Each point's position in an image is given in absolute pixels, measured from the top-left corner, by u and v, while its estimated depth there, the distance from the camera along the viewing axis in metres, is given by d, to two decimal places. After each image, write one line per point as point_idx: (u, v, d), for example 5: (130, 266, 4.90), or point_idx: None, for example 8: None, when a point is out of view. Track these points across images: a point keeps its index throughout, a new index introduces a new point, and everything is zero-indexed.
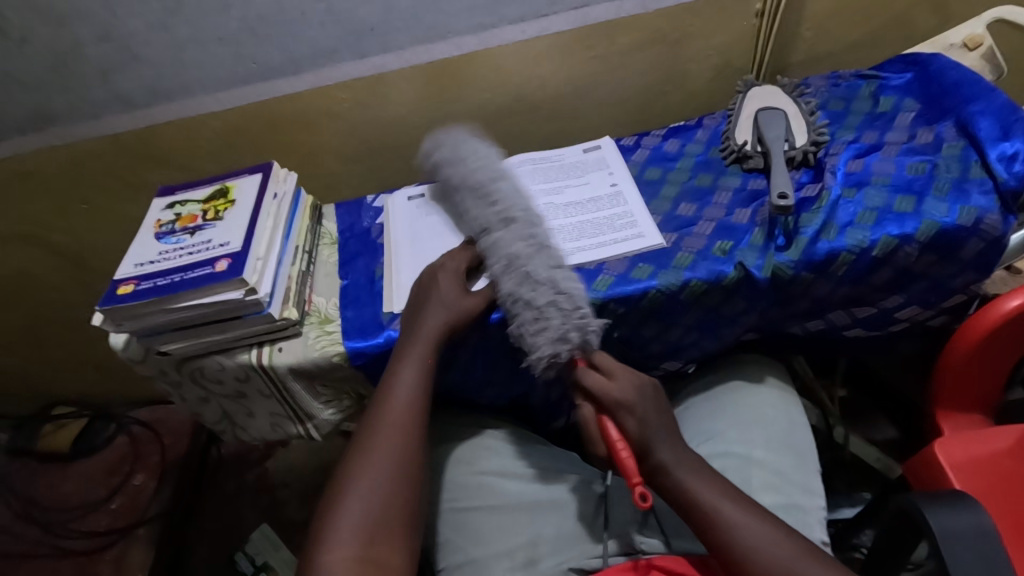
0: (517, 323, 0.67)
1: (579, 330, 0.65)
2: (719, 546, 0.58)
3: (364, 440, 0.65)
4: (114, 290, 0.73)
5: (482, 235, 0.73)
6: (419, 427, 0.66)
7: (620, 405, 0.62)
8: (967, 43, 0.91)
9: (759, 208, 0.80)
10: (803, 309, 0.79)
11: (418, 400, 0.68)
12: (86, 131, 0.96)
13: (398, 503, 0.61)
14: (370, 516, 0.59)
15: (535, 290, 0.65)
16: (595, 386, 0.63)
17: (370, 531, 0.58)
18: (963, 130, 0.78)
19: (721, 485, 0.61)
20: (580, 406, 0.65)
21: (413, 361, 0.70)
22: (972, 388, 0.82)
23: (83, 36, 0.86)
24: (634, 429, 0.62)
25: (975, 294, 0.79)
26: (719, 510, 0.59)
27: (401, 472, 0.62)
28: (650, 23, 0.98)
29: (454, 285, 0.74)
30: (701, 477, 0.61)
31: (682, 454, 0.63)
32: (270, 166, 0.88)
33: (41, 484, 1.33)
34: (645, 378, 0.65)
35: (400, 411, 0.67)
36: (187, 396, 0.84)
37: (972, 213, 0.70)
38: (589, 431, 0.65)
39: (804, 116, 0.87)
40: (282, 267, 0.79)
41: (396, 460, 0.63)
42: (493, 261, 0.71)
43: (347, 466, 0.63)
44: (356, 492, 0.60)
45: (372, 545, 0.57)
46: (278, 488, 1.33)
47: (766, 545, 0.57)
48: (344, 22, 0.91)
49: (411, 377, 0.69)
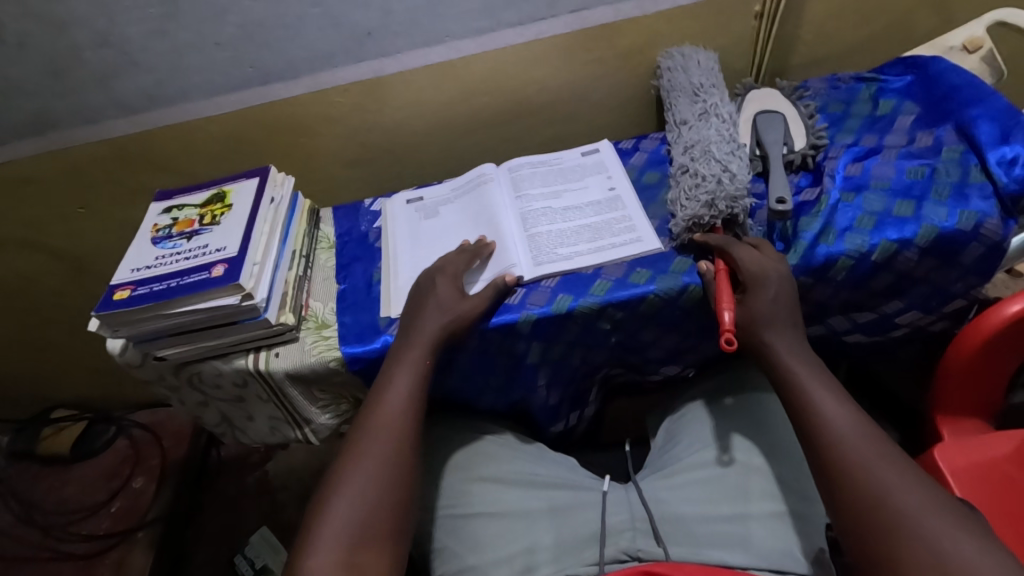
0: (676, 191, 0.80)
1: (734, 201, 0.74)
2: (809, 432, 0.59)
3: (357, 441, 0.65)
4: (110, 295, 0.73)
5: (677, 124, 0.89)
6: (411, 429, 0.66)
7: (746, 272, 0.68)
8: (966, 46, 0.90)
9: (757, 212, 0.80)
10: (803, 314, 0.79)
11: (411, 404, 0.67)
12: (85, 136, 0.96)
13: (385, 507, 0.60)
14: (359, 516, 0.59)
15: (740, 165, 0.78)
16: (736, 257, 0.69)
17: (358, 534, 0.57)
18: (962, 134, 0.77)
19: (832, 388, 0.61)
20: (704, 266, 0.72)
21: (407, 364, 0.69)
22: (974, 392, 0.82)
23: (80, 41, 0.86)
24: (754, 302, 0.66)
25: (975, 299, 0.78)
26: (817, 400, 0.60)
27: (390, 476, 0.62)
28: (649, 26, 0.98)
29: (452, 287, 0.74)
30: (814, 369, 0.62)
31: (794, 345, 0.64)
32: (268, 170, 0.88)
33: (42, 487, 1.34)
34: (785, 271, 0.68)
35: (392, 415, 0.66)
36: (185, 400, 0.83)
37: (971, 218, 0.70)
38: (708, 289, 0.71)
39: (802, 120, 0.88)
40: (279, 272, 0.79)
41: (385, 464, 0.62)
42: (677, 143, 0.86)
43: (339, 468, 0.63)
44: (345, 494, 0.60)
45: (357, 550, 0.57)
46: (278, 491, 1.33)
47: (853, 436, 0.56)
48: (342, 26, 0.90)
49: (405, 381, 0.68)
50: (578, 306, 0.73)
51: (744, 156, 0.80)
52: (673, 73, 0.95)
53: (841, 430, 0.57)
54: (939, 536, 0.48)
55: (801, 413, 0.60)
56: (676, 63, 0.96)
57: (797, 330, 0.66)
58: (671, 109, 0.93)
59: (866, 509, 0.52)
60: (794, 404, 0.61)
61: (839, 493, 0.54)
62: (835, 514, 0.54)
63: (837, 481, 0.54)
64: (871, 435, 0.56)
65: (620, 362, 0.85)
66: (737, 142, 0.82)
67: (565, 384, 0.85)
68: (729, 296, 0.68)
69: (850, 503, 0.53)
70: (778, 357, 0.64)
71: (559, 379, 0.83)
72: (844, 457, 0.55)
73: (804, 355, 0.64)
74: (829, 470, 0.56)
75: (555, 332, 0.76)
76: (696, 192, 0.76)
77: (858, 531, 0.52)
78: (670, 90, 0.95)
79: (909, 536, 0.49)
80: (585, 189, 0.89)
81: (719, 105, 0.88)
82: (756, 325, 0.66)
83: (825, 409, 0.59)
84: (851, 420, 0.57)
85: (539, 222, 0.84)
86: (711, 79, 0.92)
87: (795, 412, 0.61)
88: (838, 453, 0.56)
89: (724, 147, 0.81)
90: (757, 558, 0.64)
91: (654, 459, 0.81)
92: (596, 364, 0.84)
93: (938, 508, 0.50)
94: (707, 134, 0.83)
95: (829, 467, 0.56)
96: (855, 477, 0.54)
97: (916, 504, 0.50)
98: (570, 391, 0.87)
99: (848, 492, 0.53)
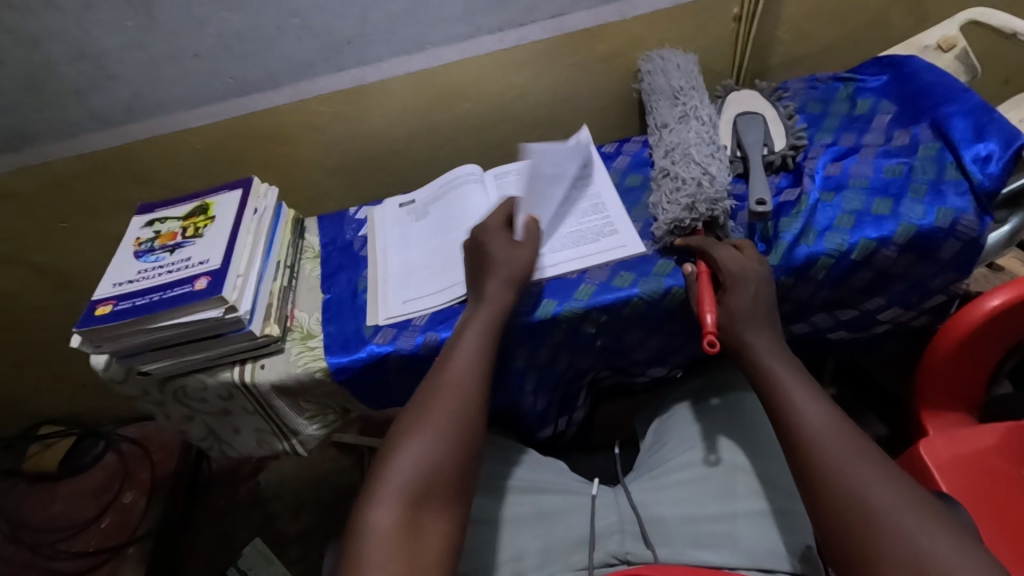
0: (657, 197, 0.80)
1: (715, 203, 0.74)
2: (788, 433, 0.59)
3: (426, 396, 0.64)
4: (92, 311, 0.72)
5: (659, 128, 0.90)
6: (480, 388, 0.65)
7: (726, 271, 0.68)
8: (940, 45, 0.92)
9: (738, 213, 0.80)
10: (787, 313, 0.79)
11: (481, 366, 0.66)
12: (63, 150, 0.95)
13: (449, 465, 0.59)
14: (422, 472, 0.58)
15: (720, 165, 0.78)
16: (718, 256, 0.69)
17: (419, 493, 0.56)
18: (938, 131, 0.78)
19: (812, 389, 0.61)
20: (688, 268, 0.73)
21: (478, 325, 0.69)
22: (956, 386, 0.83)
23: (56, 55, 0.85)
24: (737, 302, 0.67)
25: (954, 293, 0.79)
26: (795, 401, 0.60)
27: (459, 437, 0.61)
28: (629, 29, 0.98)
29: (506, 245, 0.74)
30: (792, 369, 0.63)
31: (775, 347, 0.65)
32: (250, 181, 0.88)
33: (29, 505, 1.32)
34: (765, 269, 0.68)
35: (461, 373, 0.65)
36: (171, 415, 0.83)
37: (948, 215, 0.71)
38: (692, 291, 0.72)
39: (781, 120, 0.88)
40: (263, 283, 0.79)
41: (455, 421, 0.61)
42: (659, 148, 0.87)
43: (405, 424, 0.62)
44: (411, 448, 0.59)
45: (420, 507, 0.56)
46: (270, 500, 1.32)
47: (830, 435, 0.56)
48: (321, 35, 0.90)
49: (474, 339, 0.68)
50: (563, 310, 0.74)
51: (724, 157, 0.80)
52: (653, 76, 0.96)
53: (816, 430, 0.57)
54: (911, 532, 0.49)
55: (781, 414, 0.60)
56: (655, 66, 0.97)
57: (776, 331, 0.67)
58: (652, 112, 0.93)
59: (844, 510, 0.52)
60: (772, 401, 0.62)
61: (817, 492, 0.54)
62: (814, 515, 0.55)
63: (816, 481, 0.55)
64: (845, 432, 0.57)
65: (607, 365, 0.85)
66: (717, 144, 0.82)
67: (553, 388, 0.85)
68: (710, 297, 0.68)
69: (829, 501, 0.53)
70: (755, 355, 0.64)
71: (546, 385, 0.84)
72: (818, 459, 0.55)
73: (778, 354, 0.64)
74: (805, 469, 0.56)
75: (541, 336, 0.76)
76: (678, 193, 0.77)
77: (836, 530, 0.52)
78: (651, 93, 0.95)
79: (882, 534, 0.50)
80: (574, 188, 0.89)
81: (698, 105, 0.88)
82: (738, 329, 0.66)
83: (800, 408, 0.59)
84: (818, 417, 0.58)
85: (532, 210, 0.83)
86: (690, 81, 0.93)
87: (775, 410, 0.61)
88: (812, 454, 0.56)
89: (705, 147, 0.81)
90: (743, 557, 0.65)
91: (641, 460, 0.82)
92: (583, 367, 0.84)
93: (910, 503, 0.51)
94: (687, 135, 0.84)
95: (805, 464, 0.56)
96: (832, 477, 0.54)
97: (892, 502, 0.51)
98: (558, 395, 0.87)
99: (830, 489, 0.54)
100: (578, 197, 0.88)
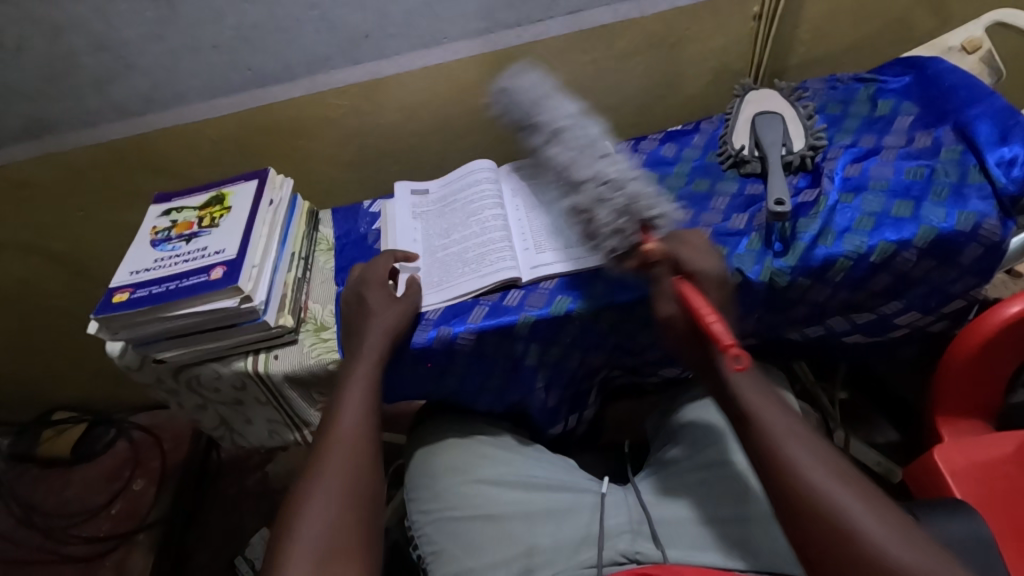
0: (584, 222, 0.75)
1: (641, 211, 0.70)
2: (762, 456, 0.56)
3: (316, 461, 0.62)
4: (109, 298, 0.73)
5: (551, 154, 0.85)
6: (371, 441, 0.64)
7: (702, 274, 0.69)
8: (965, 47, 0.90)
9: (756, 213, 0.79)
10: (803, 315, 0.79)
11: (367, 419, 0.66)
12: (82, 139, 0.96)
13: (352, 518, 0.57)
14: (322, 532, 0.55)
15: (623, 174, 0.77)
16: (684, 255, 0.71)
17: (324, 550, 0.54)
18: (961, 134, 0.77)
19: (777, 405, 0.58)
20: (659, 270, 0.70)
21: (358, 379, 0.68)
22: (974, 392, 0.82)
23: (77, 45, 0.86)
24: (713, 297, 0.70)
25: (975, 299, 0.78)
26: (764, 419, 0.57)
27: (357, 489, 0.60)
28: (647, 27, 0.98)
29: (379, 296, 0.74)
30: (756, 385, 0.60)
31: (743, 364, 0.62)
32: (266, 172, 0.88)
33: (41, 490, 1.33)
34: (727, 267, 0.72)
35: (348, 431, 0.64)
36: (184, 403, 0.83)
37: (970, 218, 0.70)
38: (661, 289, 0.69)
39: (801, 120, 0.87)
40: (277, 274, 0.79)
41: (346, 477, 0.60)
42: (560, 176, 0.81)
43: (298, 491, 0.60)
44: (306, 513, 0.57)
45: (323, 564, 0.53)
46: (278, 492, 1.32)
47: (806, 461, 0.54)
48: (339, 29, 0.90)
49: (357, 393, 0.67)
50: (576, 308, 0.74)
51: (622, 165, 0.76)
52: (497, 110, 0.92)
53: (795, 456, 0.54)
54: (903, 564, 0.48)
55: (750, 433, 0.57)
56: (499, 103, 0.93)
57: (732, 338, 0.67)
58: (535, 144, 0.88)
59: (831, 541, 0.50)
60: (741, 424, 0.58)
61: (799, 521, 0.52)
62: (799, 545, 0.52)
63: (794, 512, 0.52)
64: (824, 456, 0.54)
65: (618, 363, 0.85)
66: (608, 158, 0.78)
67: (564, 385, 0.84)
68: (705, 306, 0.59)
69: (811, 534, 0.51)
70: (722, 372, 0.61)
71: (558, 381, 0.83)
72: (795, 485, 0.53)
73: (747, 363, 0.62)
74: (782, 498, 0.53)
75: (553, 333, 0.76)
76: (596, 205, 0.73)
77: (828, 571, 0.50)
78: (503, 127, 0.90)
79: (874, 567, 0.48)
80: (485, 202, 0.87)
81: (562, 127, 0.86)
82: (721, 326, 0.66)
83: (778, 431, 0.56)
84: (796, 438, 0.55)
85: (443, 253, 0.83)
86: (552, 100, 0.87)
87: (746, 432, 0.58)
88: (796, 483, 0.53)
89: (599, 160, 0.79)
90: (753, 560, 0.64)
91: (653, 462, 0.82)
92: (595, 365, 0.84)
93: (898, 529, 0.49)
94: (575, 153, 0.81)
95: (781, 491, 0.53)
96: (813, 505, 0.51)
97: (881, 532, 0.49)
98: (569, 392, 0.87)
99: (813, 519, 0.51)
100: None
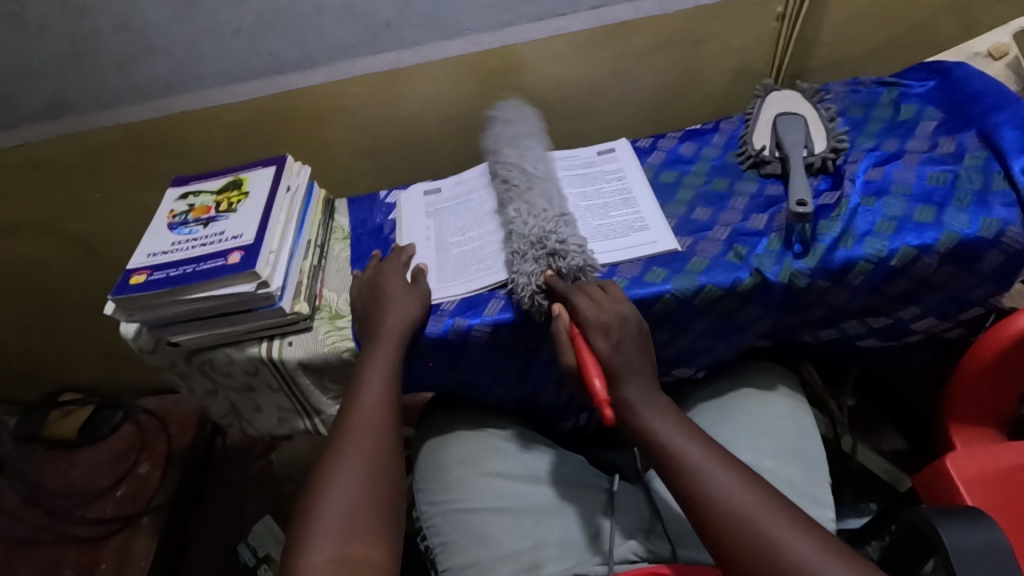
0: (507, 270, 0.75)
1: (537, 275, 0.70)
2: (679, 484, 0.56)
3: (336, 440, 0.62)
4: (126, 279, 0.73)
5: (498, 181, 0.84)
6: (390, 420, 0.64)
7: (593, 327, 0.64)
8: (991, 53, 0.90)
9: (775, 214, 0.79)
10: (818, 317, 0.79)
11: (388, 401, 0.66)
12: (100, 120, 0.96)
13: (375, 498, 0.57)
14: (348, 509, 0.56)
15: (523, 224, 0.75)
16: (582, 305, 0.66)
17: (349, 528, 0.54)
18: (985, 140, 0.77)
19: (686, 430, 0.59)
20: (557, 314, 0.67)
21: (380, 361, 0.68)
22: (988, 400, 0.81)
23: (100, 26, 0.86)
24: (602, 348, 0.63)
25: (993, 307, 0.78)
26: (672, 444, 0.57)
27: (380, 468, 0.60)
28: (669, 25, 0.97)
29: (397, 284, 0.75)
30: (661, 412, 0.60)
31: (649, 394, 0.61)
32: (284, 159, 0.88)
33: (47, 471, 1.34)
34: (636, 309, 0.65)
35: (370, 411, 0.64)
36: (196, 388, 0.83)
37: (994, 225, 0.69)
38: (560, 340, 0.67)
39: (823, 122, 0.86)
40: (294, 261, 0.79)
41: (369, 455, 0.60)
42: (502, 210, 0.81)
43: (320, 468, 0.60)
44: (329, 492, 0.57)
45: (349, 544, 0.53)
46: (282, 480, 1.32)
47: (720, 488, 0.53)
48: (361, 17, 0.90)
49: (379, 375, 0.67)
50: None
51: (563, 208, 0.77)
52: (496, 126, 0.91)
53: (713, 484, 0.54)
54: None
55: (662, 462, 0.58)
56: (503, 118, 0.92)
57: (646, 361, 0.64)
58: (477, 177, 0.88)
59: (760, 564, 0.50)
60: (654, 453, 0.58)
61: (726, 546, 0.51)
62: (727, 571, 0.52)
63: (728, 559, 0.51)
64: (742, 476, 0.54)
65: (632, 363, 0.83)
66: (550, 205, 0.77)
67: None
68: (592, 365, 0.63)
69: None
70: (638, 420, 0.60)
71: None
72: (714, 508, 0.53)
73: (648, 388, 0.62)
74: (704, 525, 0.53)
75: None
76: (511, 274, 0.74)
77: None
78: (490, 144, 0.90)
79: None
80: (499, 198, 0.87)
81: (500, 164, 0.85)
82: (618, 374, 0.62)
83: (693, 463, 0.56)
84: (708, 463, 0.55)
85: (454, 248, 0.83)
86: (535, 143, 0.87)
87: (665, 472, 0.57)
88: (719, 508, 0.53)
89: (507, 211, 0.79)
90: None
91: None
92: None
93: (824, 549, 0.49)
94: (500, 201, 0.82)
95: (700, 519, 0.54)
96: (735, 531, 0.51)
97: (814, 555, 0.49)
98: None
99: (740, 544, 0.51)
100: (609, 193, 0.87)
